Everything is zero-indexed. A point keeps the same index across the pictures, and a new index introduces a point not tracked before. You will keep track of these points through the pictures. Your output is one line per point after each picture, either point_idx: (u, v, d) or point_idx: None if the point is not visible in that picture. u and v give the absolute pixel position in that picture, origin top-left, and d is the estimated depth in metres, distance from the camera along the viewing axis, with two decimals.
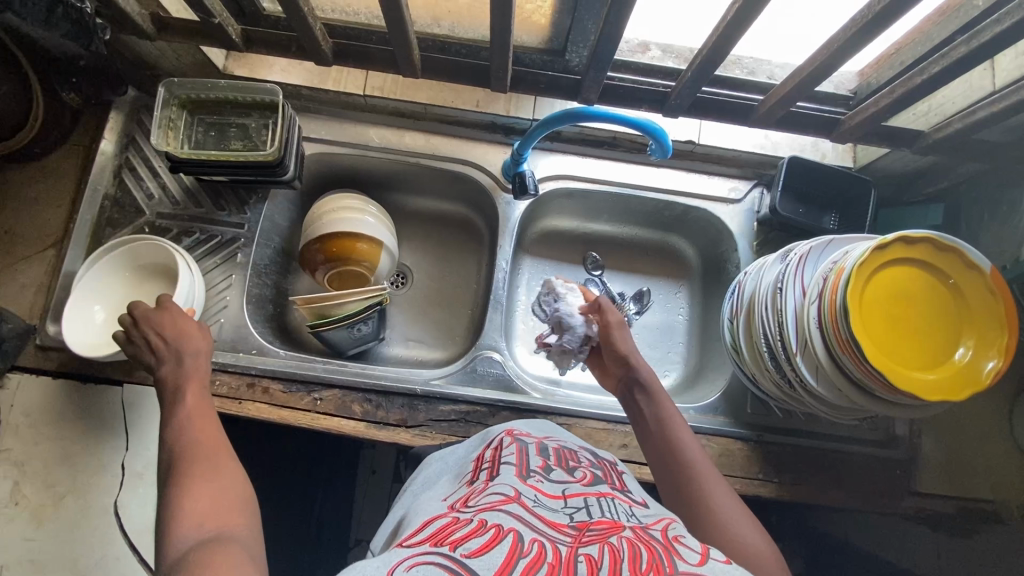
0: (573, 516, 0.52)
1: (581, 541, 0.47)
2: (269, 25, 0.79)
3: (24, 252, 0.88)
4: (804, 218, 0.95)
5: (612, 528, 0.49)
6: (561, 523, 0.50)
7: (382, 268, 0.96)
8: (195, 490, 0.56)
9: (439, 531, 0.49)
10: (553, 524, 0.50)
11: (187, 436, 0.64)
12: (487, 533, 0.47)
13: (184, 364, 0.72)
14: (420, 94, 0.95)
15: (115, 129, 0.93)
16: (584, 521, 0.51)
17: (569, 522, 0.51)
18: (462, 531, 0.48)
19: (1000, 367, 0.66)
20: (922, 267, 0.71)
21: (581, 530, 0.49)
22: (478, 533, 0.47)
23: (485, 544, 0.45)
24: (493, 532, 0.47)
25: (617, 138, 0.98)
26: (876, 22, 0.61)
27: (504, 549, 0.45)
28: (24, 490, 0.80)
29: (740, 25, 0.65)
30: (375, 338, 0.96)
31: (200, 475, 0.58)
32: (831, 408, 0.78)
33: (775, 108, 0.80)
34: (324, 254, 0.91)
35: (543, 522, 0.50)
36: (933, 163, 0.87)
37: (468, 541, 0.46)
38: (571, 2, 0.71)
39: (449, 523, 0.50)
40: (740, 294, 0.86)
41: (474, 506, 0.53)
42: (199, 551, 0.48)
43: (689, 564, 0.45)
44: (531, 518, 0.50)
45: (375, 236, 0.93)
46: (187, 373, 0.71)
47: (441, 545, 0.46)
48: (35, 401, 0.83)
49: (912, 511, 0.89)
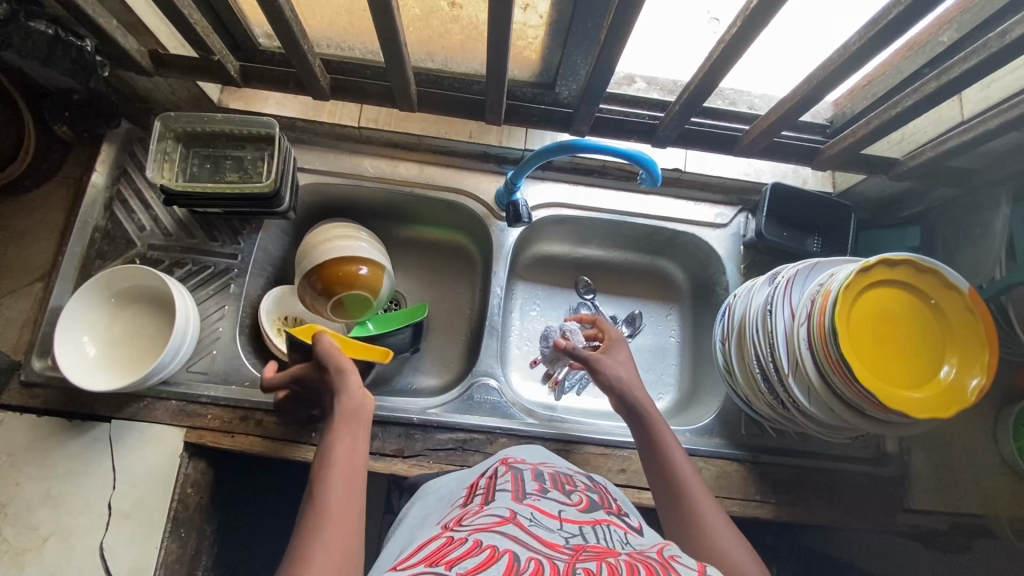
0: (569, 538, 0.51)
1: (579, 558, 0.47)
2: (267, 60, 0.81)
3: (9, 286, 0.87)
4: (789, 241, 0.99)
5: (608, 551, 0.49)
6: (557, 543, 0.50)
7: (384, 292, 0.95)
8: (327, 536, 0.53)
9: (434, 552, 0.48)
10: (549, 544, 0.49)
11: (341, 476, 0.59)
12: (482, 554, 0.46)
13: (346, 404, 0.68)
14: (414, 126, 0.97)
15: (107, 162, 0.92)
16: (580, 544, 0.51)
17: (565, 543, 0.50)
18: (458, 551, 0.47)
19: (984, 384, 0.69)
20: (904, 288, 0.74)
21: (577, 550, 0.49)
22: (473, 554, 0.46)
23: (481, 563, 0.44)
24: (489, 552, 0.46)
25: (606, 166, 1.00)
26: (852, 60, 0.65)
27: (502, 565, 0.44)
28: (5, 534, 0.77)
29: (725, 62, 0.68)
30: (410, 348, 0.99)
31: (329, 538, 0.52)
32: (822, 427, 0.79)
33: (760, 137, 0.83)
34: (325, 280, 0.90)
35: (540, 542, 0.49)
36: (907, 189, 0.91)
37: (464, 560, 0.45)
38: (561, 39, 0.74)
39: (445, 544, 0.49)
40: (730, 316, 0.88)
41: (469, 526, 0.52)
42: None
43: None
44: (526, 538, 0.50)
45: (374, 258, 0.93)
46: (352, 419, 0.66)
47: (437, 565, 0.45)
48: (17, 439, 0.80)
49: (905, 526, 0.91)
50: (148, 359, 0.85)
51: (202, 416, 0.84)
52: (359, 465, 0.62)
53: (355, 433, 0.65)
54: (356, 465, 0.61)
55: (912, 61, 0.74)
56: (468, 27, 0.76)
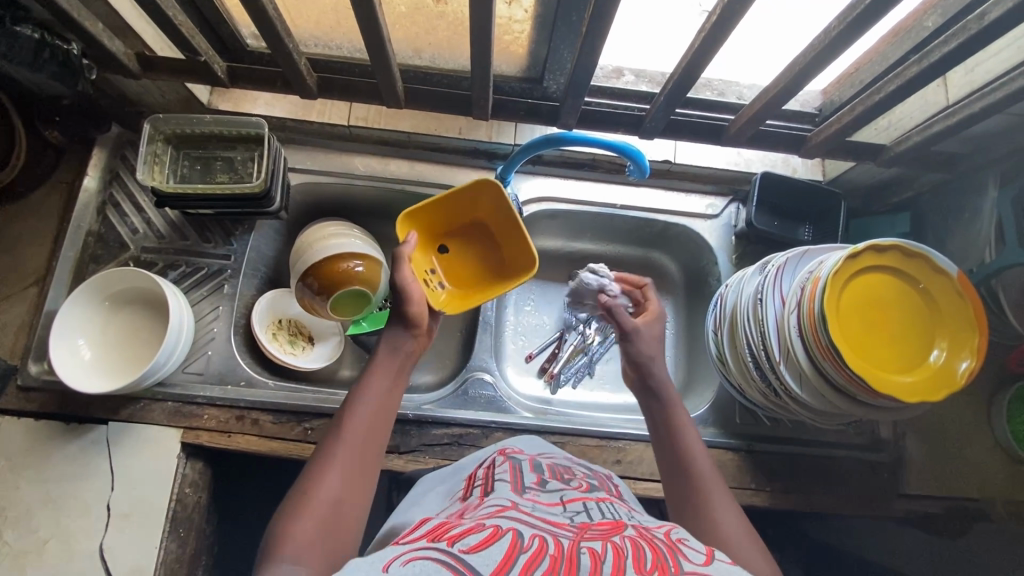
0: (574, 518, 0.52)
1: (584, 537, 0.47)
2: (253, 61, 0.82)
3: (5, 291, 0.87)
4: (780, 230, 0.98)
5: (613, 529, 0.50)
6: (562, 523, 0.50)
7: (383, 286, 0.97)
8: (344, 452, 0.61)
9: (436, 528, 0.49)
10: (554, 523, 0.50)
11: (368, 407, 0.65)
12: (486, 531, 0.47)
13: (391, 356, 0.69)
14: (403, 123, 0.98)
15: (98, 166, 0.92)
16: (585, 522, 0.51)
17: (570, 522, 0.51)
18: (460, 529, 0.48)
19: (974, 366, 0.69)
20: (892, 273, 0.74)
21: (582, 529, 0.49)
22: (477, 531, 0.47)
23: (485, 541, 0.45)
24: (492, 530, 0.47)
25: (595, 160, 1.01)
26: (834, 46, 0.65)
27: (504, 544, 0.45)
28: (5, 537, 0.78)
29: (707, 52, 0.69)
30: None
31: (344, 458, 0.61)
32: (816, 414, 0.79)
33: (746, 127, 0.84)
34: (331, 274, 0.90)
35: (545, 522, 0.50)
36: (896, 175, 0.92)
37: (466, 537, 0.46)
38: (546, 33, 0.75)
39: (447, 523, 0.50)
40: (722, 306, 0.88)
41: (470, 516, 0.52)
42: (314, 518, 0.56)
43: (695, 562, 0.46)
44: (530, 519, 0.50)
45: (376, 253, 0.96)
46: (389, 364, 0.69)
47: (439, 541, 0.46)
48: (15, 443, 0.81)
49: (901, 512, 0.91)
50: (142, 361, 0.85)
51: (198, 417, 0.85)
52: (388, 412, 0.66)
53: (388, 376, 0.68)
54: (384, 401, 0.66)
55: (898, 47, 0.74)
56: (454, 23, 0.76)
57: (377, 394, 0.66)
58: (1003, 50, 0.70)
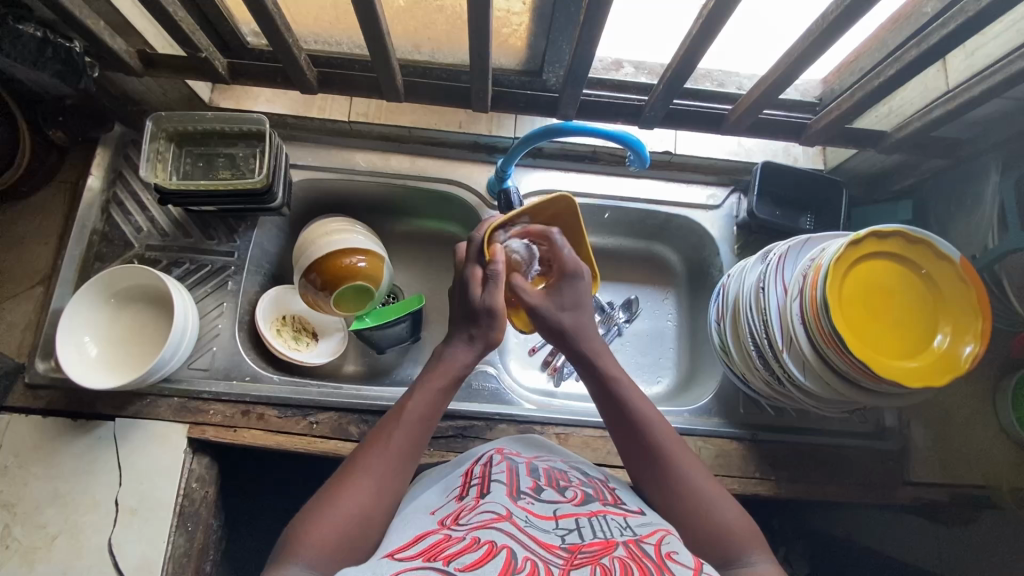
0: (565, 538, 0.52)
1: (573, 564, 0.47)
2: (253, 57, 0.82)
3: (10, 290, 0.88)
4: (782, 219, 0.98)
5: (603, 548, 0.50)
6: (552, 545, 0.51)
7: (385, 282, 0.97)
8: (380, 461, 0.61)
9: (432, 546, 0.50)
10: (545, 545, 0.50)
11: (413, 418, 0.65)
12: (481, 549, 0.48)
13: (442, 371, 0.68)
14: (404, 118, 0.98)
15: (102, 165, 0.92)
16: (576, 543, 0.51)
17: (562, 544, 0.51)
18: (456, 548, 0.49)
19: (977, 351, 0.69)
20: (896, 260, 0.74)
21: (573, 552, 0.49)
22: (472, 550, 0.48)
23: (479, 560, 0.46)
24: (487, 548, 0.48)
25: (596, 152, 1.02)
26: (831, 32, 0.65)
27: (498, 564, 0.46)
28: (15, 533, 0.79)
29: (704, 40, 0.69)
30: (409, 338, 1.00)
31: (377, 466, 0.61)
32: (819, 401, 0.79)
33: (744, 116, 0.84)
34: (331, 268, 0.91)
35: (537, 543, 0.50)
36: (898, 162, 0.92)
37: (462, 556, 0.47)
38: (545, 26, 0.75)
39: (442, 540, 0.51)
40: (725, 295, 0.88)
41: (466, 525, 0.53)
42: (336, 520, 0.56)
43: None
44: (523, 537, 0.51)
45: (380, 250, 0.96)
46: (439, 380, 0.67)
47: (435, 560, 0.47)
48: (23, 440, 0.82)
49: (907, 499, 0.91)
50: (148, 358, 0.86)
51: (205, 412, 0.85)
52: (430, 425, 0.66)
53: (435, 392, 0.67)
54: (429, 416, 0.66)
55: (896, 34, 0.74)
56: (453, 17, 0.76)
57: (422, 408, 0.65)
58: (1002, 34, 0.70)
